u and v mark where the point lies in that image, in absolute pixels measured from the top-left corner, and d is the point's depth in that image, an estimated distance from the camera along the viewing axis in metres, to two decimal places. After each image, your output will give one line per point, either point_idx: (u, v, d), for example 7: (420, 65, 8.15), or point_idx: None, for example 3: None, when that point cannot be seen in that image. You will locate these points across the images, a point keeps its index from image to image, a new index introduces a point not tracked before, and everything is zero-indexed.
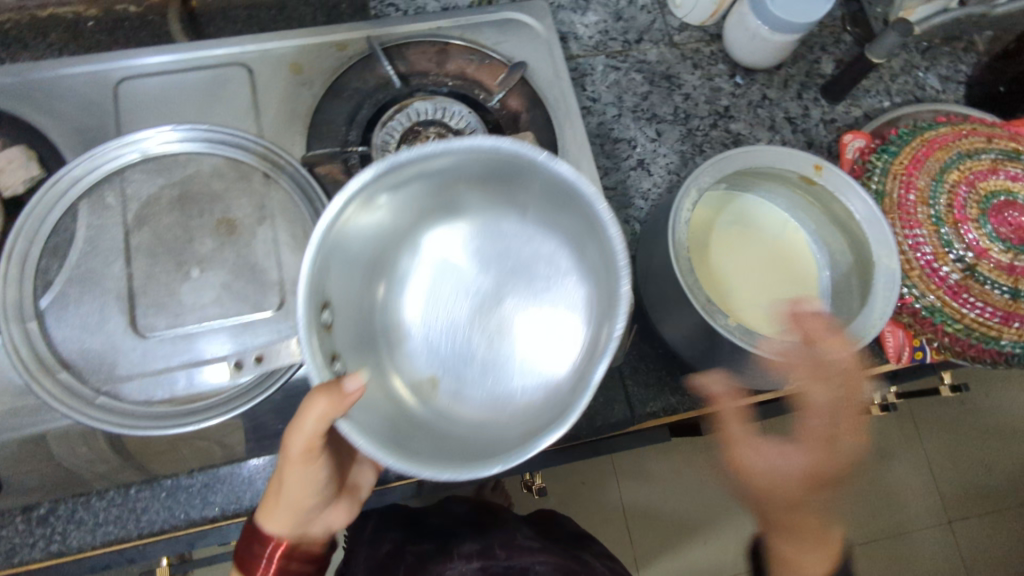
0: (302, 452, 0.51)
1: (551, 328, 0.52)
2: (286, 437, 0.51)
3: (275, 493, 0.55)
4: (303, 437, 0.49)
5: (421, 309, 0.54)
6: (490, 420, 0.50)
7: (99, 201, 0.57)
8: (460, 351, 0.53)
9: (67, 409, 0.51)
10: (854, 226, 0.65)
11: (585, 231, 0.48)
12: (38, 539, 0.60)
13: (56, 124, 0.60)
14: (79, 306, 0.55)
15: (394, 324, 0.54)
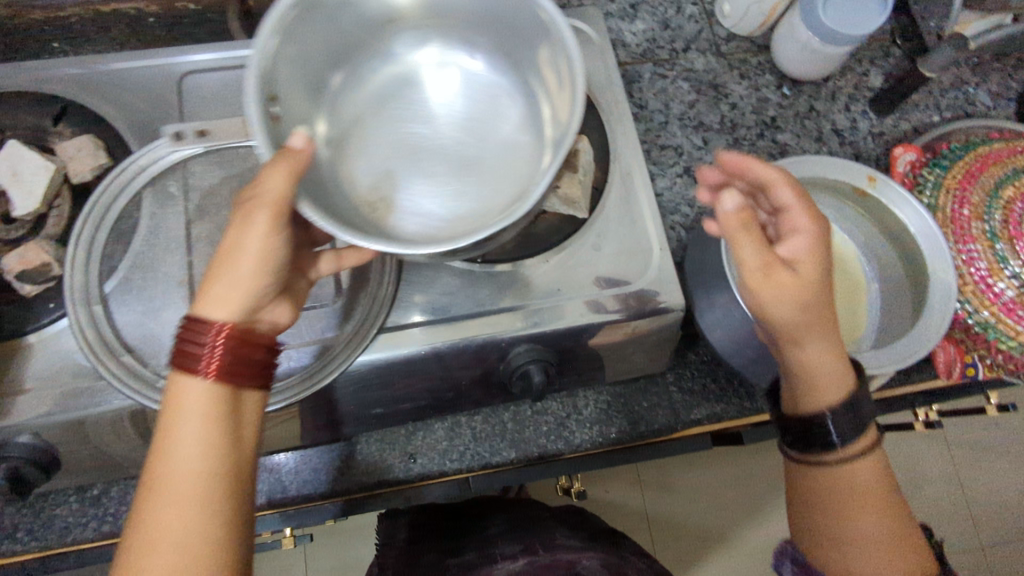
0: (229, 317, 0.45)
1: (511, 113, 0.56)
2: (199, 311, 0.45)
3: (189, 384, 0.44)
4: (247, 247, 0.44)
5: (406, 134, 0.55)
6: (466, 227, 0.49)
7: (164, 190, 0.59)
8: (453, 163, 0.54)
9: (128, 392, 0.52)
10: (909, 239, 0.64)
11: (541, 38, 0.49)
12: (91, 518, 0.62)
13: (124, 115, 0.61)
14: (142, 292, 0.56)
15: (390, 155, 0.54)
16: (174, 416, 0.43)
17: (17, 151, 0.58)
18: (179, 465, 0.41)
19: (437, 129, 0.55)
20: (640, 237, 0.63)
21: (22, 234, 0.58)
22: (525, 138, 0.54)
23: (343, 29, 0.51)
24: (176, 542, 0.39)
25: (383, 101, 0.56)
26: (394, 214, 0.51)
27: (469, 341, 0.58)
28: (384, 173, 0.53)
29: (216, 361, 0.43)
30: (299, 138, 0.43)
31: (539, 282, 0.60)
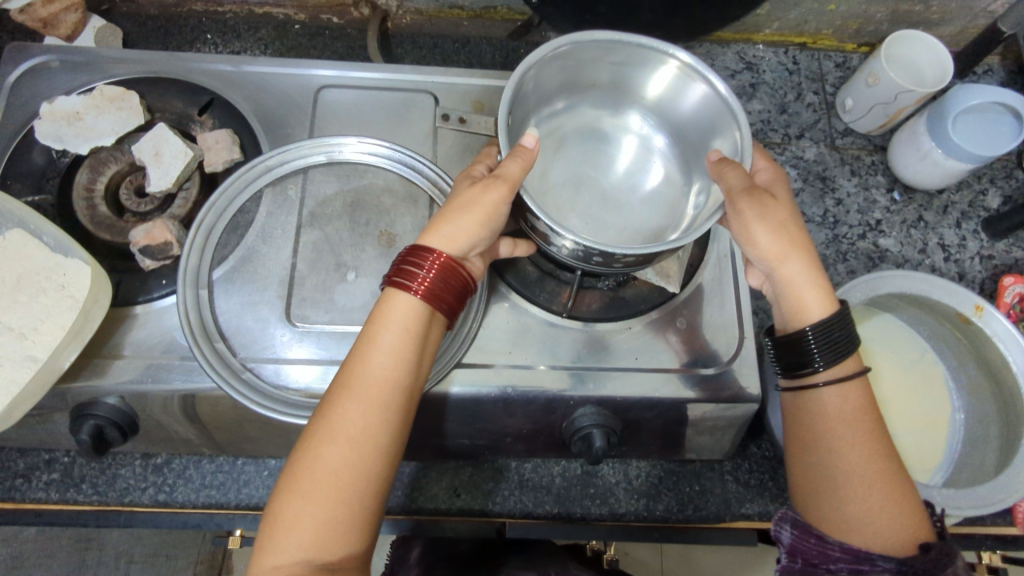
0: (449, 250, 0.49)
1: (661, 170, 0.64)
2: (426, 236, 0.50)
3: (386, 324, 0.48)
4: (468, 218, 0.50)
5: (568, 159, 0.64)
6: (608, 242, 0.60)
7: (282, 192, 0.62)
8: (605, 191, 0.63)
9: (215, 377, 0.55)
10: (1011, 380, 0.61)
11: (716, 129, 0.57)
12: (150, 485, 0.66)
13: (261, 116, 0.66)
14: (245, 285, 0.59)
15: (563, 168, 0.64)
16: (380, 323, 0.48)
17: (164, 134, 0.62)
18: (362, 389, 0.46)
19: (608, 168, 0.65)
20: (726, 322, 0.62)
21: (151, 209, 0.63)
22: (672, 192, 0.64)
23: (591, 74, 0.60)
24: (341, 458, 0.44)
25: (593, 139, 0.65)
26: (560, 222, 0.61)
27: (537, 393, 0.59)
28: (558, 185, 0.63)
29: (429, 284, 0.48)
30: (530, 137, 0.51)
31: (617, 347, 0.61)
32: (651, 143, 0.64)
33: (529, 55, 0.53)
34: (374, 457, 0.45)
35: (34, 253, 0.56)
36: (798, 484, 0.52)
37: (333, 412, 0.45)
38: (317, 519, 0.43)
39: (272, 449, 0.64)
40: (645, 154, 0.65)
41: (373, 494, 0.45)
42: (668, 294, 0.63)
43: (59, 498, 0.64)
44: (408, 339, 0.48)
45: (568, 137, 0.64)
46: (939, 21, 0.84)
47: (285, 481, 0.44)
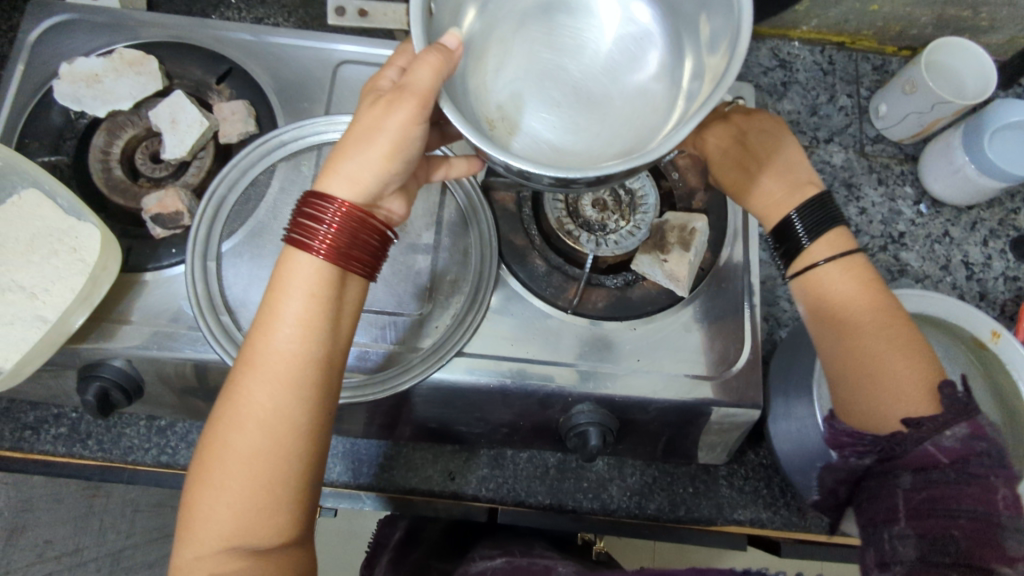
0: (353, 194, 0.44)
1: (652, 56, 0.47)
2: (325, 180, 0.44)
3: (277, 296, 0.44)
4: (368, 167, 0.44)
5: (525, 46, 0.47)
6: (573, 150, 0.44)
7: (295, 168, 0.62)
8: (575, 84, 0.47)
9: (219, 349, 0.55)
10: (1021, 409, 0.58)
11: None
12: (153, 446, 0.67)
13: (279, 89, 0.65)
14: (253, 259, 0.60)
15: (515, 57, 0.47)
16: (280, 290, 0.44)
17: (180, 101, 0.62)
18: (267, 368, 0.43)
19: (576, 54, 0.47)
20: (734, 329, 0.61)
21: (165, 175, 0.63)
22: (663, 85, 0.45)
23: None
24: (251, 443, 0.42)
25: (555, 15, 0.48)
26: (512, 134, 0.45)
27: (536, 387, 0.59)
28: (507, 78, 0.46)
29: (331, 241, 0.44)
30: (452, 39, 0.41)
31: (620, 347, 0.60)
32: (633, 17, 0.47)
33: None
34: (290, 439, 0.43)
35: (47, 213, 0.57)
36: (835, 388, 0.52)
37: (240, 393, 0.43)
38: (233, 507, 0.42)
39: None
40: (618, 34, 0.48)
41: (296, 473, 0.44)
42: (677, 297, 0.62)
43: (66, 451, 0.66)
44: (313, 306, 0.44)
45: (517, 15, 0.47)
46: (988, 28, 0.80)
47: (200, 468, 0.43)
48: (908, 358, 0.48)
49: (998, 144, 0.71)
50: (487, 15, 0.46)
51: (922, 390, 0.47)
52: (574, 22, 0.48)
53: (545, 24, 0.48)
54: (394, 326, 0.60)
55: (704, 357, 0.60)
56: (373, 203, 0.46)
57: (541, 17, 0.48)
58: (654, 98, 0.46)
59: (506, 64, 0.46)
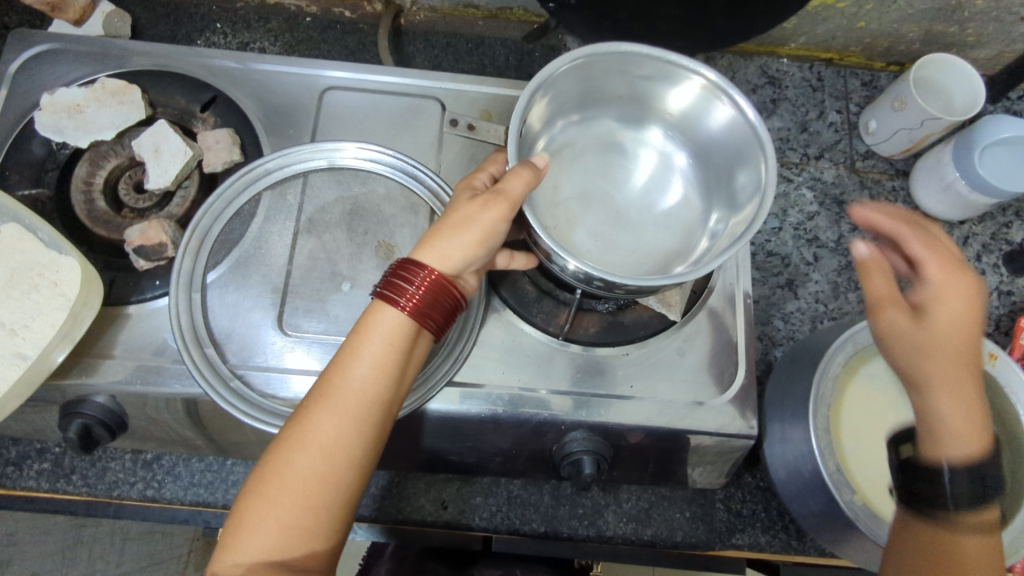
0: (442, 267, 0.49)
1: (678, 191, 0.61)
2: (419, 250, 0.49)
3: (360, 338, 0.47)
4: (456, 237, 0.49)
5: (581, 174, 0.61)
6: (614, 261, 0.58)
7: (281, 196, 0.61)
8: (620, 207, 0.61)
9: (203, 383, 0.54)
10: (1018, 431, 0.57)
11: (741, 153, 0.53)
12: (139, 479, 0.66)
13: (264, 116, 0.64)
14: (239, 289, 0.59)
15: (573, 181, 0.61)
16: (362, 337, 0.47)
17: (163, 130, 0.61)
18: (340, 400, 0.45)
19: (621, 186, 0.62)
20: (728, 352, 0.61)
21: (149, 206, 0.62)
22: (690, 215, 0.60)
23: (610, 87, 0.57)
24: (309, 467, 0.44)
25: (608, 152, 0.62)
26: (565, 239, 0.58)
27: (529, 416, 0.58)
28: (567, 197, 0.60)
29: (418, 301, 0.48)
30: (540, 159, 0.51)
31: (613, 373, 0.59)
32: (670, 160, 0.61)
33: (547, 66, 0.51)
34: (344, 468, 0.45)
35: (28, 247, 0.56)
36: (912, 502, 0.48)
37: (309, 418, 0.45)
38: (281, 526, 0.43)
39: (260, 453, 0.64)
40: (661, 170, 0.61)
41: (340, 503, 0.45)
42: (670, 320, 0.61)
43: (49, 487, 0.65)
44: (391, 354, 0.47)
45: (578, 149, 0.61)
46: (975, 43, 0.80)
47: (255, 483, 0.44)
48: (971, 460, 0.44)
49: (990, 159, 0.71)
50: (557, 150, 0.60)
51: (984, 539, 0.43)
52: (623, 157, 0.62)
53: (599, 158, 0.62)
54: None
55: (698, 383, 0.59)
56: (457, 278, 0.51)
57: (597, 154, 0.62)
58: (680, 224, 0.60)
59: (566, 185, 0.60)
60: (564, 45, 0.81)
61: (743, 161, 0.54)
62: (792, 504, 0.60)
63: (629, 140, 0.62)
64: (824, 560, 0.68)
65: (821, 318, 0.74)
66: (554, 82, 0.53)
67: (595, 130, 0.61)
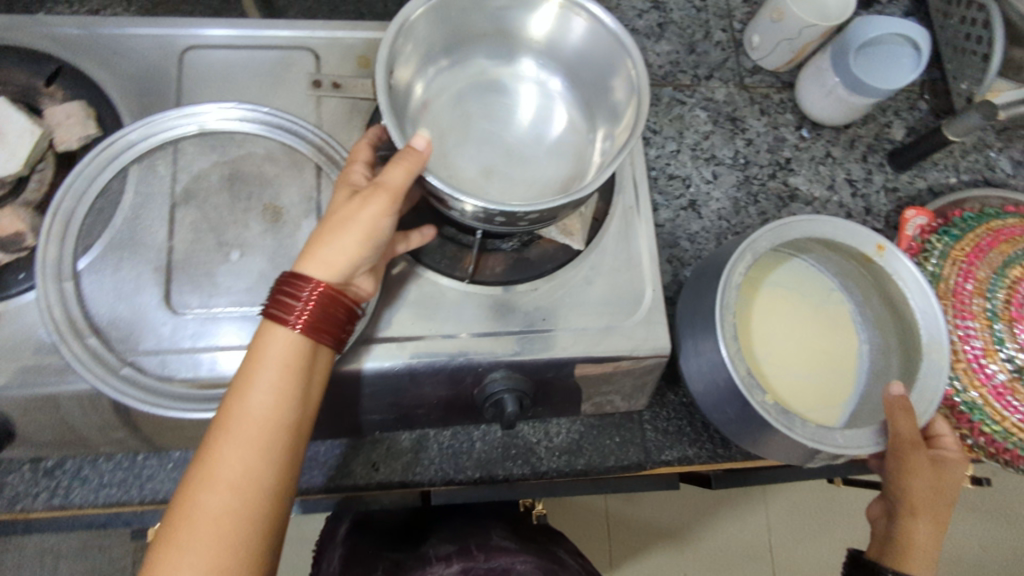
0: (330, 276, 0.48)
1: (562, 117, 0.60)
2: (303, 262, 0.49)
3: (254, 365, 0.46)
4: (338, 243, 0.48)
5: (464, 115, 0.59)
6: (513, 196, 0.56)
7: (151, 169, 0.57)
8: (509, 142, 0.59)
9: (90, 376, 0.51)
10: (904, 306, 0.61)
11: (610, 66, 0.53)
12: (43, 490, 0.61)
13: (119, 85, 0.59)
14: (117, 272, 0.55)
15: (458, 123, 0.58)
16: (255, 364, 0.46)
17: (3, 111, 0.55)
18: (241, 431, 0.44)
19: (507, 121, 0.60)
20: (635, 273, 0.61)
21: (1, 196, 0.55)
22: (578, 138, 0.59)
23: (474, 22, 0.56)
24: (220, 504, 0.43)
25: (486, 89, 0.60)
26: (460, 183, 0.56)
27: (444, 363, 0.57)
28: (455, 141, 0.58)
29: (307, 315, 0.47)
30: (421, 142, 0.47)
31: (524, 309, 0.59)
32: (548, 89, 0.60)
33: (405, 5, 0.49)
34: (259, 499, 0.44)
35: None
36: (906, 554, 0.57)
37: (214, 452, 0.44)
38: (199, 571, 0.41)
39: (172, 441, 0.60)
40: (542, 100, 0.60)
41: (259, 536, 0.44)
42: (575, 250, 0.61)
43: None
44: (288, 376, 0.46)
45: (456, 90, 0.59)
46: None
47: (162, 538, 0.42)
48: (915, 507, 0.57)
49: (864, 61, 0.73)
50: (435, 94, 0.58)
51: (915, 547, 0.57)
52: (501, 92, 0.60)
53: (480, 96, 0.59)
54: None
55: (609, 309, 0.60)
56: (348, 283, 0.50)
57: (477, 93, 0.59)
58: (571, 149, 0.59)
59: (451, 129, 0.58)
60: None
61: (615, 74, 0.54)
62: (710, 410, 0.63)
63: (505, 74, 0.60)
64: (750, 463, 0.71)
65: (725, 234, 0.76)
66: (419, 18, 0.51)
67: (469, 68, 0.59)
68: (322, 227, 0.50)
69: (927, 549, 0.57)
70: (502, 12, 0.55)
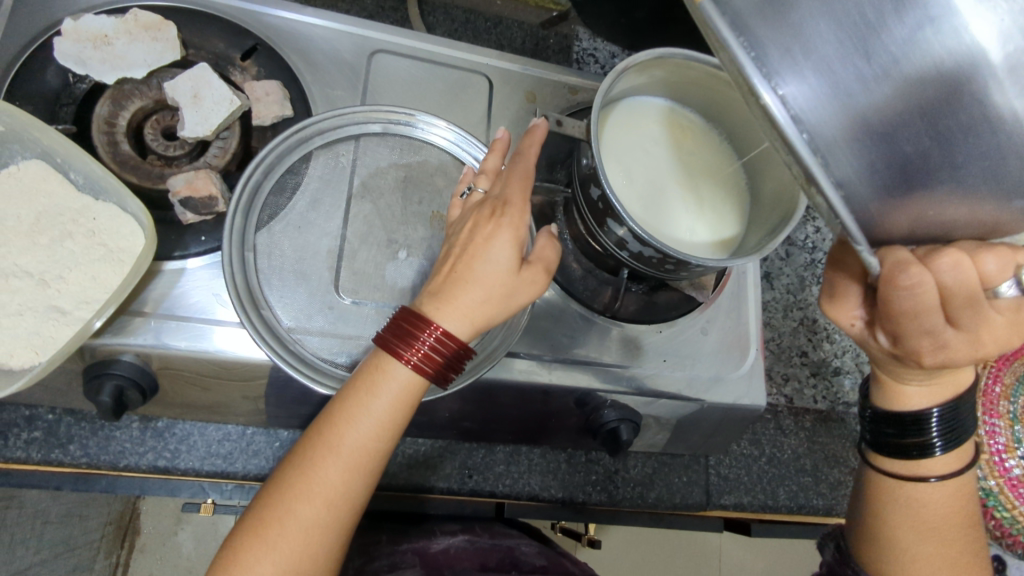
0: (453, 329, 0.44)
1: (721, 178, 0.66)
2: (441, 310, 0.44)
3: (364, 388, 0.44)
4: (473, 292, 0.45)
5: (641, 146, 0.64)
6: (663, 233, 0.61)
7: (334, 158, 0.60)
8: (670, 183, 0.64)
9: (265, 346, 0.51)
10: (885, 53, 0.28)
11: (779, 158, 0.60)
12: (148, 449, 0.62)
13: (310, 74, 0.62)
14: (293, 250, 0.57)
15: (633, 151, 0.64)
16: (368, 393, 0.44)
17: (206, 75, 0.57)
18: (347, 456, 0.42)
19: (672, 163, 0.65)
20: (742, 332, 0.68)
21: (181, 154, 0.58)
22: (731, 201, 0.65)
23: (674, 80, 0.61)
24: (311, 518, 0.41)
25: (664, 131, 0.65)
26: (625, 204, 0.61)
27: (577, 386, 0.61)
28: (625, 166, 0.63)
29: (423, 357, 0.44)
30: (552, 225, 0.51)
31: (648, 348, 0.64)
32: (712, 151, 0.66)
33: (631, 55, 0.54)
34: (345, 518, 0.43)
35: (56, 191, 0.51)
36: (913, 553, 0.51)
37: (313, 469, 0.42)
38: (278, 568, 0.40)
39: (290, 421, 0.62)
40: (707, 156, 0.66)
41: (336, 549, 0.43)
42: (696, 302, 0.67)
43: (42, 458, 0.59)
44: (397, 413, 0.44)
45: (636, 125, 0.64)
46: None
47: (249, 529, 0.41)
48: (946, 492, 0.50)
49: None
50: (620, 123, 0.63)
51: (947, 544, 0.50)
52: (674, 136, 0.65)
53: (654, 136, 0.65)
54: None
55: (722, 364, 0.66)
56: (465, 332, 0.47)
57: (655, 130, 0.65)
58: (723, 210, 0.65)
59: (625, 155, 0.63)
60: (576, 35, 0.85)
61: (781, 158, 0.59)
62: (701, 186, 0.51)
63: (680, 123, 0.66)
64: (789, 517, 0.79)
65: (791, 307, 0.84)
66: (637, 67, 0.57)
67: (653, 111, 0.65)
68: (463, 275, 0.45)
69: (931, 531, 0.50)
70: (695, 80, 0.60)
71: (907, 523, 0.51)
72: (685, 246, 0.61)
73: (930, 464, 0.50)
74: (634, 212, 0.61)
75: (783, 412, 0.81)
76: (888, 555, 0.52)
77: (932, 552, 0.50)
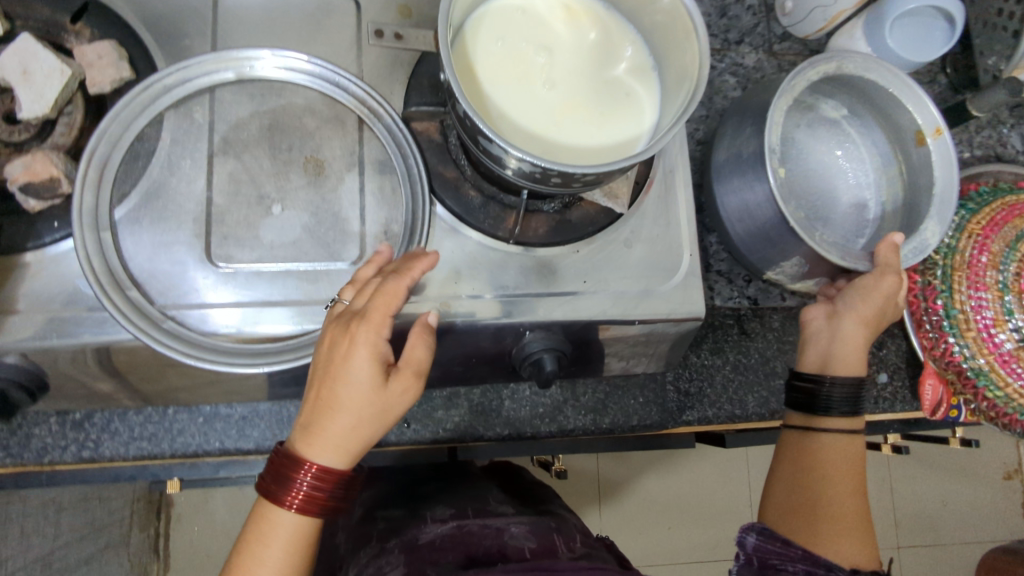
0: (328, 464, 0.45)
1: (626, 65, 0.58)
2: (312, 446, 0.45)
3: (258, 534, 0.45)
4: (341, 419, 0.45)
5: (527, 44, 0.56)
6: (561, 140, 0.54)
7: (187, 117, 0.55)
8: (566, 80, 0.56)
9: (131, 329, 0.50)
10: None
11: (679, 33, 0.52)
12: (71, 442, 0.62)
13: (150, 28, 0.56)
14: (155, 223, 0.53)
15: (518, 51, 0.56)
16: (258, 545, 0.45)
17: (31, 47, 0.52)
18: None
19: (566, 56, 0.57)
20: (671, 238, 0.62)
21: (28, 137, 0.54)
22: (639, 91, 0.57)
23: None
24: None
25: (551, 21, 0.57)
26: (511, 115, 0.54)
27: (488, 322, 0.57)
28: (511, 69, 0.55)
29: (302, 497, 0.45)
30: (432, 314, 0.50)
31: (564, 270, 0.59)
32: (613, 36, 0.58)
33: None
34: None
35: None
36: (830, 508, 0.57)
37: None
38: None
39: (203, 395, 0.60)
40: (607, 43, 0.58)
41: None
42: (614, 214, 0.61)
43: None
44: (293, 554, 0.45)
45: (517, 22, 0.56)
46: None
47: None
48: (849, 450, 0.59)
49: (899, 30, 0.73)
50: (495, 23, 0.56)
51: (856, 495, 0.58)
52: (565, 26, 0.57)
53: (543, 30, 0.57)
54: (330, 280, 0.55)
55: (651, 277, 0.60)
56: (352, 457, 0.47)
57: (542, 23, 0.57)
58: (633, 101, 0.57)
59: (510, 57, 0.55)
60: None
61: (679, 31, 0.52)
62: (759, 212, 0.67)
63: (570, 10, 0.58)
64: (762, 423, 0.75)
65: None
66: None
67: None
68: (328, 403, 0.45)
69: (842, 480, 0.59)
70: None
71: (825, 478, 0.59)
72: (588, 151, 0.54)
73: (831, 423, 0.60)
74: (524, 122, 0.54)
75: (748, 315, 0.75)
76: (814, 519, 0.57)
77: (845, 500, 0.58)
